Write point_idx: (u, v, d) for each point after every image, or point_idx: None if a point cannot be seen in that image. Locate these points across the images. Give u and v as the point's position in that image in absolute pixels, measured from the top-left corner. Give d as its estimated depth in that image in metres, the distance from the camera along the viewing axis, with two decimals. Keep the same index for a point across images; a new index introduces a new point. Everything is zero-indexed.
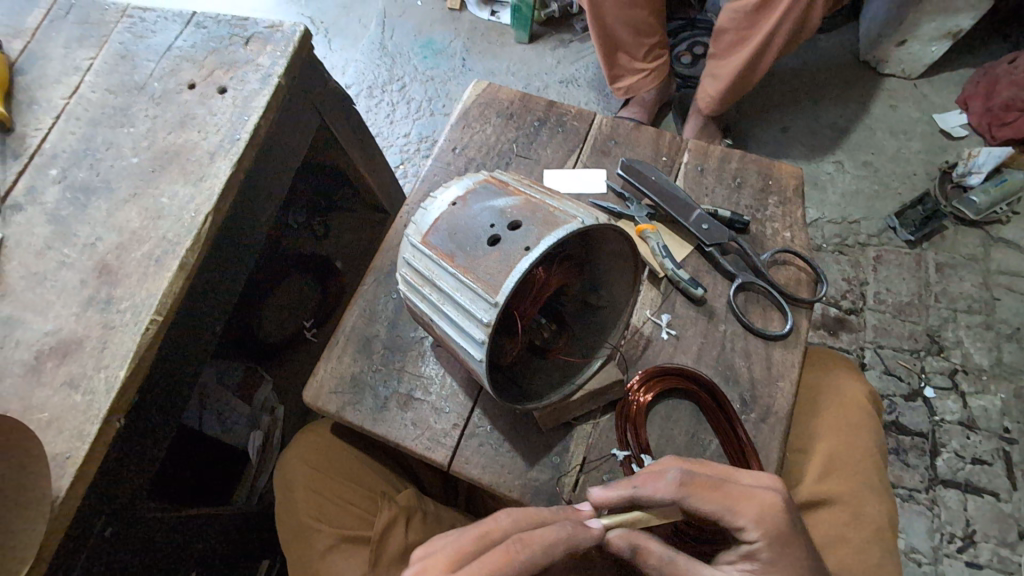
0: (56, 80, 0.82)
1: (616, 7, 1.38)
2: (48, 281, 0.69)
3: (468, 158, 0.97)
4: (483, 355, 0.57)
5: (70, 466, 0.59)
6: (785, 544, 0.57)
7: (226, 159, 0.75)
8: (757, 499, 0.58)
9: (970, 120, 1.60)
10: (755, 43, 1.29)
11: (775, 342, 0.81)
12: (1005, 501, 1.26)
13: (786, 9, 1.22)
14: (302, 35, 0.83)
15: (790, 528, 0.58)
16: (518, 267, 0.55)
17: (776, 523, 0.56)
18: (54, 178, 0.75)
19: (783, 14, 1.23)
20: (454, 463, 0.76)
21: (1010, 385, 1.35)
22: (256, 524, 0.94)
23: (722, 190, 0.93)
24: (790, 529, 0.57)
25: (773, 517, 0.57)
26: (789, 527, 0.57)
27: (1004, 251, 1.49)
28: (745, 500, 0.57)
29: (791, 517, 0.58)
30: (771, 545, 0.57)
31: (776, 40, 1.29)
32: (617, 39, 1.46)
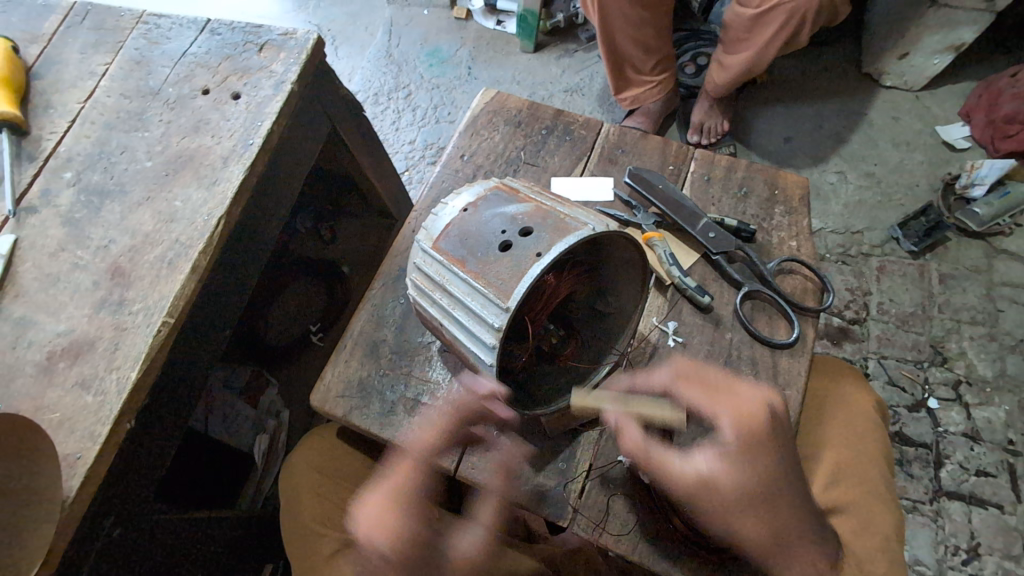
0: (72, 85, 0.83)
1: (625, 26, 1.39)
2: (61, 282, 0.70)
3: (476, 165, 0.98)
4: (494, 360, 0.57)
5: (80, 467, 0.60)
6: (756, 442, 0.60)
7: (239, 163, 0.76)
8: (744, 404, 0.62)
9: (973, 132, 1.61)
10: (752, 48, 1.41)
11: (781, 351, 0.81)
12: (1009, 513, 1.25)
13: (787, 17, 1.32)
14: (315, 42, 0.84)
15: (769, 433, 0.60)
16: (530, 273, 0.55)
17: (753, 426, 0.60)
18: (68, 181, 0.76)
19: (784, 21, 1.33)
20: (461, 468, 0.76)
21: (1014, 397, 1.35)
22: (260, 529, 0.94)
23: (729, 199, 0.93)
24: (767, 432, 0.60)
25: (754, 423, 0.60)
26: (767, 431, 0.60)
27: (1007, 262, 1.49)
28: (727, 398, 0.62)
29: (773, 432, 0.60)
30: (739, 437, 0.60)
31: (776, 42, 1.39)
32: (624, 54, 1.47)
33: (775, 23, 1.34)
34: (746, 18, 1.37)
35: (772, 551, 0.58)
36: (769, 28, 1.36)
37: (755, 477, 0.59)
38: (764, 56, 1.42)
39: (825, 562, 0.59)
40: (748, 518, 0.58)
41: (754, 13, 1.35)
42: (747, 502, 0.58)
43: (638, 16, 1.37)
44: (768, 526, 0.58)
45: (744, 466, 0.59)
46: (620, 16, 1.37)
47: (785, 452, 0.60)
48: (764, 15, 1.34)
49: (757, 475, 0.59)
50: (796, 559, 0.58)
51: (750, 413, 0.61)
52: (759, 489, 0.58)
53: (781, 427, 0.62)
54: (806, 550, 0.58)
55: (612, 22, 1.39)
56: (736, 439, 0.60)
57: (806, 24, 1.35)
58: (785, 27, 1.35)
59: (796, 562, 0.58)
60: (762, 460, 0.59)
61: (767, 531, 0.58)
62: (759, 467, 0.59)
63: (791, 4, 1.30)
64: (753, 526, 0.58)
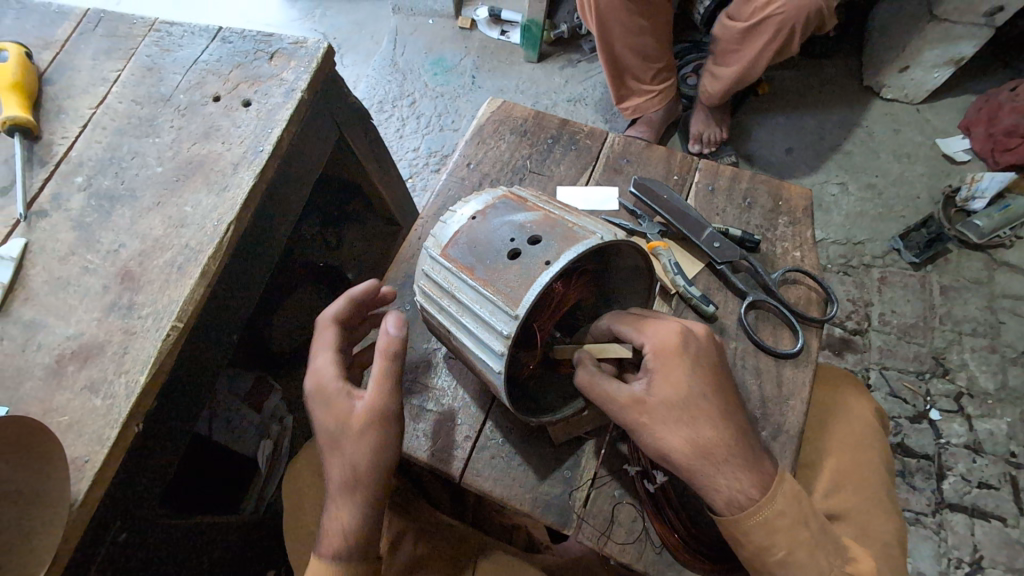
0: (83, 90, 0.84)
1: (623, 32, 1.40)
2: (71, 286, 0.70)
3: (482, 174, 0.99)
4: (502, 367, 0.57)
5: (88, 470, 0.60)
6: (675, 365, 0.63)
7: (249, 169, 0.76)
8: (662, 325, 0.66)
9: (973, 145, 1.62)
10: (742, 60, 1.43)
11: (785, 361, 0.81)
12: (1012, 526, 1.25)
13: (777, 28, 1.34)
14: (325, 51, 0.85)
15: (690, 356, 0.64)
16: (539, 281, 0.56)
17: (672, 341, 0.64)
18: (79, 186, 0.77)
19: (775, 32, 1.35)
20: (465, 475, 0.76)
21: (1016, 409, 1.35)
22: (262, 536, 0.94)
23: (733, 210, 0.94)
24: (687, 355, 0.64)
25: (674, 339, 0.65)
26: (688, 354, 0.64)
27: (1007, 274, 1.49)
28: (654, 326, 0.66)
29: (689, 345, 0.65)
30: (663, 360, 0.64)
31: (769, 53, 1.40)
32: (624, 63, 1.48)
33: (765, 35, 1.37)
34: (737, 31, 1.39)
35: (694, 466, 0.61)
36: (759, 40, 1.38)
37: (676, 395, 0.63)
38: (755, 67, 1.44)
39: (751, 479, 0.62)
40: (673, 434, 0.62)
41: (744, 26, 1.37)
42: (670, 420, 0.62)
43: (637, 25, 1.39)
44: (691, 442, 0.61)
45: (667, 386, 0.63)
46: (620, 27, 1.39)
47: (708, 374, 0.64)
48: (754, 27, 1.37)
49: (678, 393, 0.63)
50: (720, 474, 0.61)
51: (674, 338, 0.65)
52: (681, 407, 0.62)
53: (703, 352, 0.65)
54: (730, 467, 0.62)
55: (610, 31, 1.41)
56: (659, 362, 0.64)
57: (796, 36, 1.36)
58: (775, 39, 1.37)
59: (719, 478, 0.61)
60: (682, 379, 0.63)
61: (691, 446, 0.61)
62: (679, 386, 0.63)
63: (781, 17, 1.32)
64: (678, 442, 0.61)
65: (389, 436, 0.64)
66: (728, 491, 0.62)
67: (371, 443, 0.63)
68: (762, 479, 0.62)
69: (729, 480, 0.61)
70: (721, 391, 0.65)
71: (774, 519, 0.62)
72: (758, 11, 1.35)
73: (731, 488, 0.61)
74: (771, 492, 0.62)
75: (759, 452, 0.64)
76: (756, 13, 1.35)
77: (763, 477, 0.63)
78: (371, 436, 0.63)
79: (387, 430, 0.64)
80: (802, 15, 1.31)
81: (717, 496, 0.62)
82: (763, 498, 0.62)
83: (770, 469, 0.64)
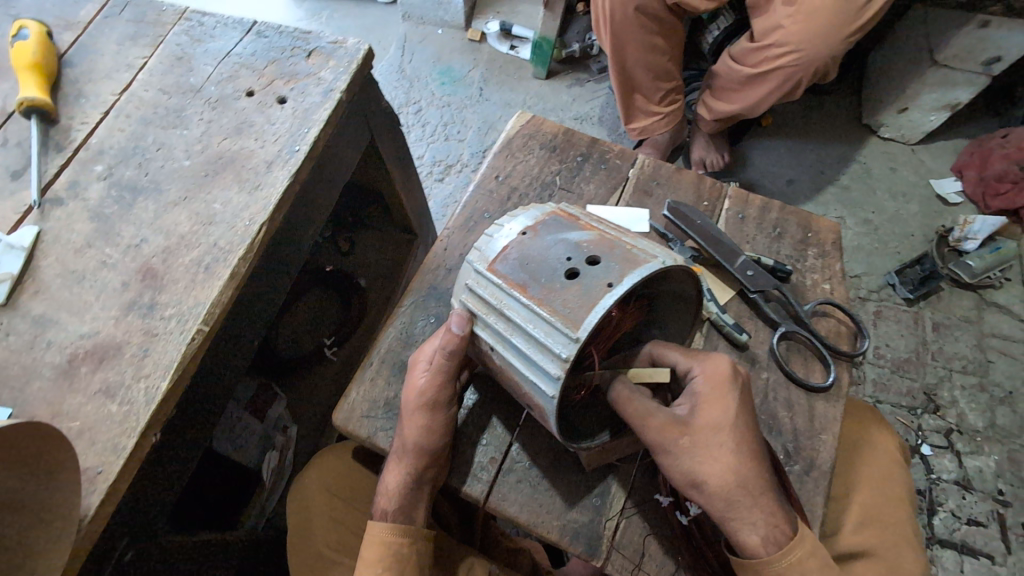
0: (106, 75, 0.80)
1: (639, 49, 1.40)
2: (86, 280, 0.66)
3: (510, 187, 0.97)
4: (557, 392, 0.56)
5: (101, 482, 0.56)
6: (724, 393, 0.63)
7: (284, 169, 0.73)
8: (713, 356, 0.66)
9: (965, 187, 1.65)
10: (742, 101, 1.45)
11: (817, 395, 0.80)
12: (1000, 565, 1.26)
13: (782, 79, 1.35)
14: (365, 53, 0.82)
15: (738, 387, 0.64)
16: (601, 304, 0.55)
17: (722, 371, 0.64)
18: (99, 175, 0.73)
19: (779, 82, 1.36)
20: (491, 499, 0.73)
21: (1003, 447, 1.37)
22: (264, 551, 0.90)
23: (763, 239, 0.94)
24: (735, 386, 0.64)
25: (723, 369, 0.64)
26: (736, 385, 0.64)
27: (997, 315, 1.51)
28: (705, 355, 0.66)
29: (740, 378, 0.64)
30: (709, 386, 0.63)
31: (771, 99, 1.42)
32: (635, 80, 1.47)
33: (771, 84, 1.37)
34: (742, 75, 1.39)
35: (734, 497, 0.60)
36: (766, 87, 1.39)
37: (720, 422, 0.62)
38: (757, 108, 1.45)
39: (784, 515, 0.61)
40: (713, 461, 0.61)
41: (752, 72, 1.37)
42: (711, 445, 0.61)
43: (651, 44, 1.39)
44: (732, 471, 0.60)
45: (711, 413, 0.62)
46: (636, 48, 1.39)
47: (751, 408, 0.64)
48: (761, 75, 1.36)
49: (722, 422, 0.62)
50: (756, 508, 0.60)
51: (725, 367, 0.64)
52: (726, 435, 0.61)
53: (749, 387, 0.65)
54: (766, 501, 0.61)
55: (625, 45, 1.40)
56: (708, 388, 0.63)
57: (799, 88, 1.39)
58: (778, 89, 1.38)
59: (756, 510, 0.60)
60: (728, 408, 0.62)
61: (732, 476, 0.60)
62: (725, 416, 0.62)
63: (790, 69, 1.32)
64: (717, 469, 0.60)
65: (434, 424, 0.69)
66: (762, 527, 0.60)
67: (419, 424, 0.69)
68: (792, 518, 0.62)
69: (765, 515, 0.60)
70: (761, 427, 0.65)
71: (804, 561, 0.60)
72: (766, 60, 1.34)
73: (765, 524, 0.60)
74: (799, 532, 0.61)
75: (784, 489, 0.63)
76: (765, 62, 1.34)
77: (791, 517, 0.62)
78: (420, 416, 0.69)
79: (436, 411, 0.69)
80: (810, 70, 1.33)
81: (747, 531, 0.60)
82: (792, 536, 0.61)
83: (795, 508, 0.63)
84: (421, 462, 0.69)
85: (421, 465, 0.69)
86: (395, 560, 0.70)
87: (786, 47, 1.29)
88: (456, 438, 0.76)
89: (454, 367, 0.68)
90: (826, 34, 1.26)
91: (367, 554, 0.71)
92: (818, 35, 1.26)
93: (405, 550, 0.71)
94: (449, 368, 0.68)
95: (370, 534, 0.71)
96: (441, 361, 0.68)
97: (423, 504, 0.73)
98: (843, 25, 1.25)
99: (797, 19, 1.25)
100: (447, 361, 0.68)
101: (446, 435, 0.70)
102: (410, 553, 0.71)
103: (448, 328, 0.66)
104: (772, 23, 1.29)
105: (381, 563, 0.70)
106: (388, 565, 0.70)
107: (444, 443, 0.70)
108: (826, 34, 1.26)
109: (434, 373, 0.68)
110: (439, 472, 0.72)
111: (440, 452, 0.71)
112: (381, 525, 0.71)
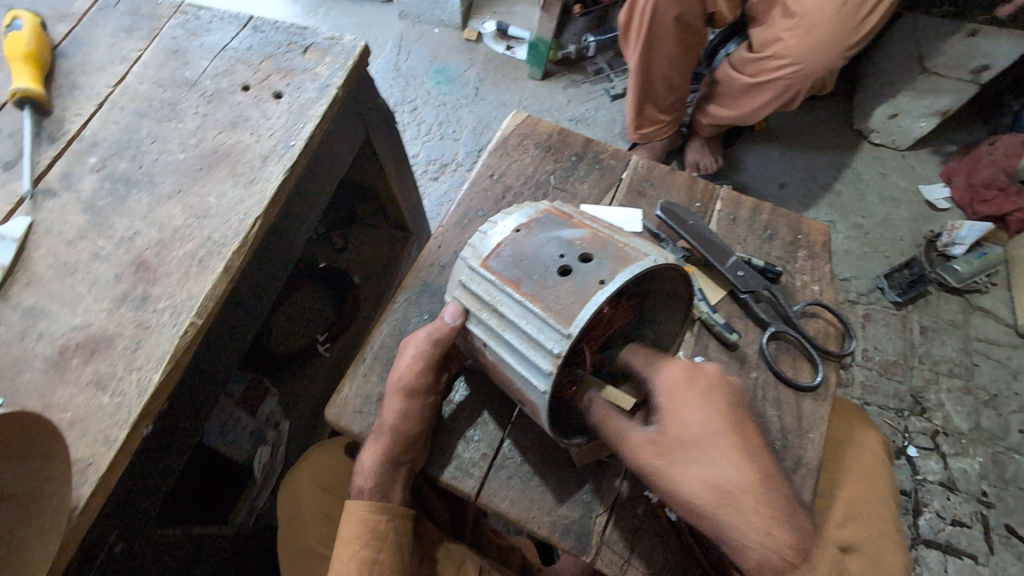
0: (100, 68, 0.79)
1: (667, 56, 1.39)
2: (78, 272, 0.66)
3: (505, 186, 0.97)
4: (549, 387, 0.56)
5: (92, 473, 0.55)
6: (685, 400, 0.60)
7: (279, 163, 0.73)
8: (670, 365, 0.63)
9: (953, 193, 1.67)
10: (740, 109, 1.47)
11: (804, 394, 0.82)
12: (983, 565, 1.28)
13: (779, 91, 1.37)
14: (362, 49, 0.83)
15: (702, 393, 0.60)
16: (593, 300, 0.55)
17: (675, 377, 0.62)
18: (92, 167, 0.72)
19: (776, 93, 1.38)
20: (482, 495, 0.74)
21: (988, 448, 1.39)
22: (255, 544, 0.90)
23: (754, 240, 0.95)
24: (696, 392, 0.60)
25: (677, 375, 0.62)
26: (698, 392, 0.60)
27: (983, 319, 1.54)
28: (663, 362, 0.65)
29: (696, 382, 0.61)
30: (671, 398, 0.60)
31: (766, 108, 1.44)
32: (651, 89, 1.46)
33: (768, 94, 1.39)
34: (741, 84, 1.41)
35: (721, 518, 0.54)
36: (763, 96, 1.40)
37: (687, 433, 0.57)
38: (753, 117, 1.48)
39: (783, 533, 0.53)
40: (687, 478, 0.55)
41: (749, 81, 1.39)
42: (683, 461, 0.56)
43: (677, 53, 1.39)
44: (709, 486, 0.54)
45: (678, 425, 0.58)
46: (664, 56, 1.39)
47: (724, 410, 0.59)
48: (759, 85, 1.38)
49: (690, 433, 0.57)
50: (749, 526, 0.53)
51: (682, 373, 0.62)
52: (695, 447, 0.56)
53: (716, 389, 0.60)
54: (760, 517, 0.53)
55: (653, 49, 1.38)
56: (670, 399, 0.60)
57: (796, 98, 1.40)
58: (775, 99, 1.40)
59: (746, 530, 0.53)
60: (691, 416, 0.58)
61: (712, 492, 0.54)
62: (691, 425, 0.58)
63: (786, 81, 1.34)
64: (693, 489, 0.55)
65: (413, 410, 0.70)
66: (758, 548, 0.53)
67: (394, 406, 0.69)
68: (797, 533, 0.53)
69: (759, 533, 0.53)
70: (742, 430, 0.58)
71: None
72: (764, 71, 1.35)
73: (761, 544, 0.53)
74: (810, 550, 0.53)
75: (792, 499, 0.55)
76: (762, 73, 1.36)
77: (802, 536, 0.54)
78: (397, 399, 0.69)
79: (414, 397, 0.70)
80: (805, 83, 1.35)
81: (743, 551, 0.53)
82: (801, 558, 0.52)
83: (805, 522, 0.55)
84: (396, 445, 0.69)
85: (398, 447, 0.69)
86: (372, 537, 0.70)
87: (784, 60, 1.30)
88: (442, 430, 0.77)
89: (438, 357, 0.68)
90: (823, 48, 1.27)
91: (345, 531, 0.71)
92: (813, 50, 1.28)
93: (384, 527, 0.71)
94: (433, 356, 0.69)
95: (349, 511, 0.71)
96: (426, 349, 0.68)
97: (400, 484, 0.73)
98: (839, 40, 1.27)
99: (795, 32, 1.26)
100: (433, 350, 0.68)
101: (424, 419, 0.71)
102: (388, 531, 0.72)
103: (440, 318, 0.68)
104: (771, 35, 1.30)
105: (359, 540, 0.70)
106: (366, 541, 0.70)
107: (421, 429, 0.71)
108: (822, 49, 1.28)
109: (416, 358, 0.69)
110: (416, 457, 0.72)
111: (418, 436, 0.71)
112: (359, 505, 0.70)
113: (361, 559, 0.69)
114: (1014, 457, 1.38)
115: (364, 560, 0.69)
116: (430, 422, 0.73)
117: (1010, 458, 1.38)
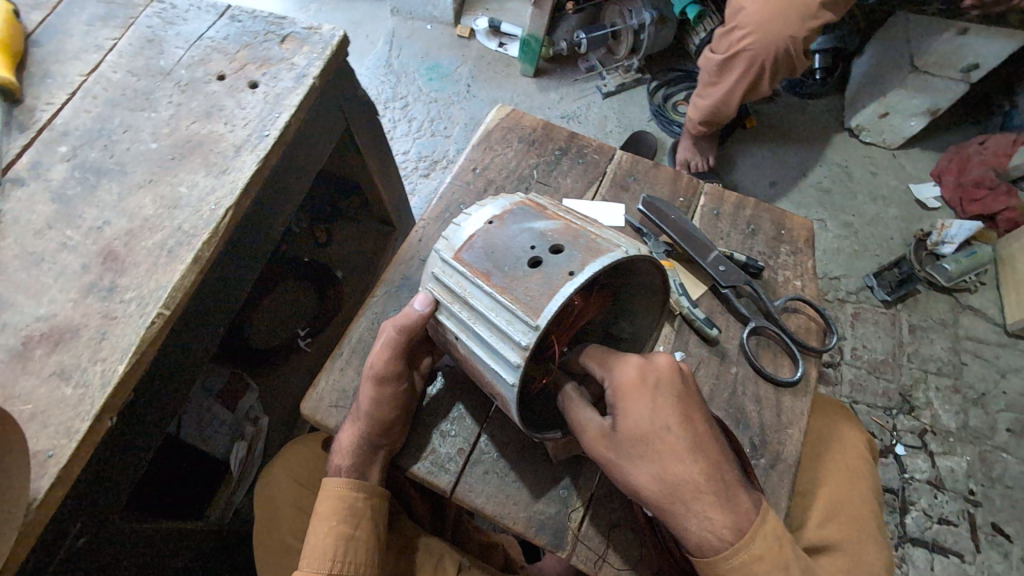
0: (74, 56, 0.78)
1: None
2: (45, 262, 0.65)
3: (487, 180, 0.96)
4: (517, 379, 0.56)
5: (51, 466, 0.54)
6: (636, 396, 0.59)
7: (253, 153, 0.72)
8: (625, 362, 0.61)
9: (944, 193, 1.67)
10: (717, 93, 1.43)
11: (784, 389, 0.81)
12: (969, 563, 1.28)
13: (745, 69, 1.35)
14: (340, 39, 0.81)
15: (652, 389, 0.59)
16: (562, 291, 0.55)
17: (630, 373, 0.60)
18: (62, 156, 0.71)
19: (743, 71, 1.36)
20: (457, 490, 0.73)
21: (975, 447, 1.39)
22: (230, 541, 0.89)
23: (737, 236, 0.94)
24: (648, 387, 0.59)
25: (631, 372, 0.60)
26: (649, 387, 0.59)
27: (971, 318, 1.54)
28: (617, 361, 0.62)
29: (648, 379, 0.60)
30: (623, 394, 0.60)
31: (735, 94, 1.41)
32: None
33: (738, 69, 1.37)
34: (713, 64, 1.40)
35: (666, 506, 0.56)
36: (731, 75, 1.39)
37: (637, 429, 0.58)
38: (727, 106, 1.43)
39: (722, 519, 0.56)
40: (637, 472, 0.57)
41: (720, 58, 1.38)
42: (633, 456, 0.58)
43: None
44: (657, 480, 0.56)
45: (630, 420, 0.59)
46: None
47: (674, 406, 0.59)
48: (728, 61, 1.37)
49: (641, 429, 0.58)
50: (690, 513, 0.56)
51: (634, 370, 0.60)
52: (645, 442, 0.58)
53: (667, 383, 0.60)
54: (700, 506, 0.56)
55: None
56: (620, 395, 0.60)
57: (764, 76, 1.37)
58: (746, 74, 1.36)
59: (688, 518, 0.56)
60: (643, 412, 0.58)
61: (658, 484, 0.57)
62: (642, 421, 0.58)
63: (752, 52, 1.32)
64: (642, 481, 0.57)
65: (387, 399, 0.69)
66: (697, 531, 0.56)
67: (368, 393, 0.68)
68: (738, 518, 0.56)
69: (700, 521, 0.56)
70: (693, 427, 0.59)
71: (751, 563, 0.55)
72: (731, 46, 1.36)
73: (700, 528, 0.56)
74: (747, 532, 0.56)
75: (735, 487, 0.58)
76: (730, 48, 1.36)
77: (739, 516, 0.56)
78: (370, 387, 0.68)
79: (386, 384, 0.69)
80: (769, 55, 1.32)
81: (686, 535, 0.56)
82: (738, 541, 0.56)
83: (747, 505, 0.57)
84: (373, 429, 0.69)
85: (374, 432, 0.69)
86: (351, 513, 0.70)
87: (744, 30, 1.31)
88: (418, 422, 0.76)
89: (403, 343, 0.68)
90: (781, 22, 1.28)
91: (322, 507, 0.70)
92: (770, 24, 1.28)
93: (361, 505, 0.70)
94: (400, 344, 0.68)
95: (326, 489, 0.70)
96: (393, 339, 0.67)
97: (379, 465, 0.71)
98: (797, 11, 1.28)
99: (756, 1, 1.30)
100: (400, 338, 0.67)
101: (400, 407, 0.70)
102: (365, 508, 0.71)
103: (410, 306, 0.67)
104: (736, 6, 1.34)
105: (336, 516, 0.69)
106: (342, 517, 0.69)
107: (397, 414, 0.70)
108: (780, 22, 1.28)
109: (383, 346, 0.68)
110: (396, 440, 0.71)
111: (394, 421, 0.70)
112: (335, 480, 0.70)
113: (337, 534, 0.69)
114: (1001, 456, 1.38)
115: (343, 535, 0.69)
116: (406, 410, 0.72)
117: (997, 457, 1.38)
